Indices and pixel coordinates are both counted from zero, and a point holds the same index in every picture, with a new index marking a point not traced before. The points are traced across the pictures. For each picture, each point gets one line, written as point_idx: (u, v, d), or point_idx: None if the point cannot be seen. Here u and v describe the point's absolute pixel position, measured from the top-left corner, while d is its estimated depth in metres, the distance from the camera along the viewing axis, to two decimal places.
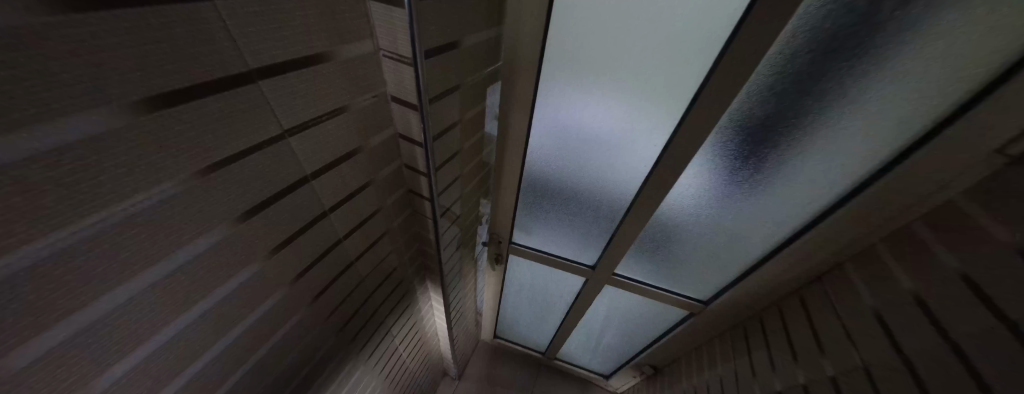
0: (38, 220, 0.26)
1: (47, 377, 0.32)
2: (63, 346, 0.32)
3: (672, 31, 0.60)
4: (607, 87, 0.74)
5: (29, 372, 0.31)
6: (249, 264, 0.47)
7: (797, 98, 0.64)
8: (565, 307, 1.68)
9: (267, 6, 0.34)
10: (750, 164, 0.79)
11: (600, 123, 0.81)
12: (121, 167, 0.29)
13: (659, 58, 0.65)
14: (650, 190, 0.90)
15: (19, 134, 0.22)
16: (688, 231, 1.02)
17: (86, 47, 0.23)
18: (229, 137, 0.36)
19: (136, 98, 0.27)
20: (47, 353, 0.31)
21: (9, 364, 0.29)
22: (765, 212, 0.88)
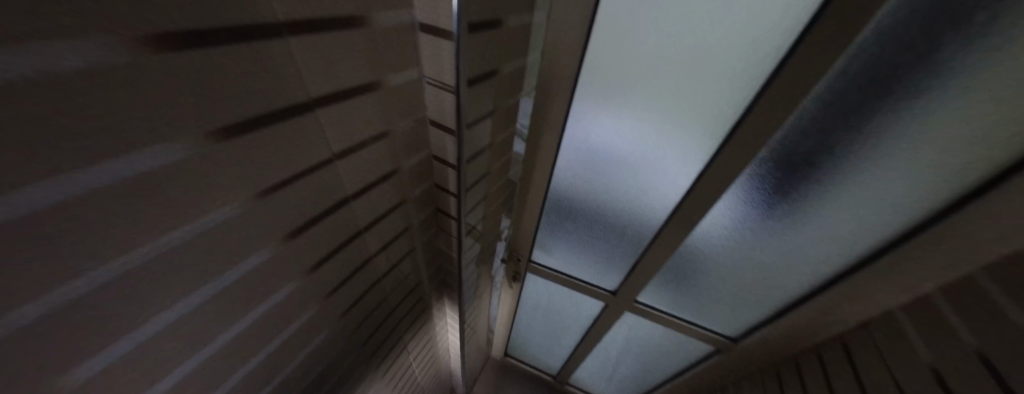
0: (118, 238, 0.27)
1: (108, 386, 0.34)
2: (126, 356, 0.34)
3: (715, 62, 0.60)
4: (641, 114, 0.74)
5: (96, 380, 0.32)
6: (291, 280, 0.49)
7: (838, 138, 0.63)
8: (582, 331, 1.63)
9: (328, 40, 0.36)
10: (788, 201, 0.76)
11: (632, 150, 0.81)
12: (193, 189, 0.31)
13: (697, 88, 0.65)
14: (680, 219, 0.88)
15: (115, 159, 0.24)
16: (717, 264, 0.99)
17: (174, 81, 0.25)
18: (284, 161, 0.38)
19: (209, 128, 0.29)
20: (112, 362, 0.33)
21: (79, 372, 0.31)
22: (803, 250, 0.85)
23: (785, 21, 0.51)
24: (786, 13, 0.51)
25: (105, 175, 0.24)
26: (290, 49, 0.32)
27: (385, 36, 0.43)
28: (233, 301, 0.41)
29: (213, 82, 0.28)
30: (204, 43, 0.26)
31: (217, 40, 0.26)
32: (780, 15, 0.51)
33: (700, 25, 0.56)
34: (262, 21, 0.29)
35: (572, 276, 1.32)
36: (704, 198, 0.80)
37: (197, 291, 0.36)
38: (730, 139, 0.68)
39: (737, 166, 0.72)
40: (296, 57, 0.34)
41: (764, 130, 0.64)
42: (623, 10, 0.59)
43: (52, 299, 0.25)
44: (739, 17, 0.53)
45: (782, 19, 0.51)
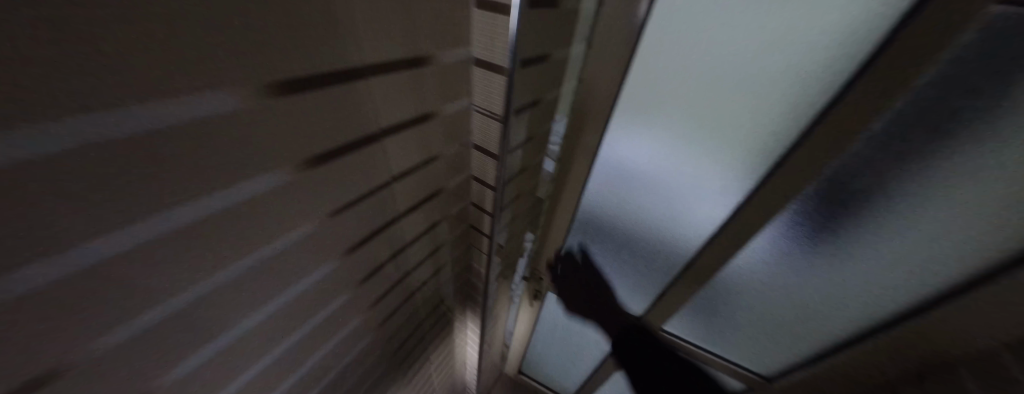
0: (223, 253, 0.32)
1: (193, 384, 0.38)
2: (211, 359, 0.38)
3: (757, 97, 0.61)
4: (677, 144, 0.75)
5: (186, 378, 0.37)
6: (343, 293, 0.52)
7: (884, 183, 0.62)
8: (602, 353, 1.59)
9: (400, 79, 0.40)
10: (828, 244, 0.75)
11: (667, 177, 0.81)
12: (283, 210, 0.35)
13: (736, 122, 0.66)
14: (715, 250, 0.87)
15: (237, 185, 0.30)
16: (750, 301, 0.97)
17: (279, 120, 0.30)
18: (353, 185, 0.42)
19: (301, 159, 0.34)
20: (201, 364, 0.37)
21: (176, 370, 0.35)
22: (843, 294, 0.82)
23: (835, 64, 0.52)
24: (837, 53, 0.51)
25: (230, 196, 0.30)
26: (371, 89, 0.37)
27: (444, 72, 0.47)
28: (297, 311, 0.45)
29: (306, 120, 0.32)
30: (301, 89, 0.30)
31: (308, 88, 0.31)
32: (829, 58, 0.52)
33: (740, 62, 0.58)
34: (351, 67, 0.33)
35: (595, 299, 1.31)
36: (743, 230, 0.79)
37: (272, 301, 0.40)
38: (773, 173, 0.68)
39: (779, 200, 0.71)
40: (375, 94, 0.38)
41: (805, 167, 0.64)
42: (668, 46, 0.63)
43: (173, 301, 0.31)
44: (784, 57, 0.55)
45: (832, 62, 0.52)
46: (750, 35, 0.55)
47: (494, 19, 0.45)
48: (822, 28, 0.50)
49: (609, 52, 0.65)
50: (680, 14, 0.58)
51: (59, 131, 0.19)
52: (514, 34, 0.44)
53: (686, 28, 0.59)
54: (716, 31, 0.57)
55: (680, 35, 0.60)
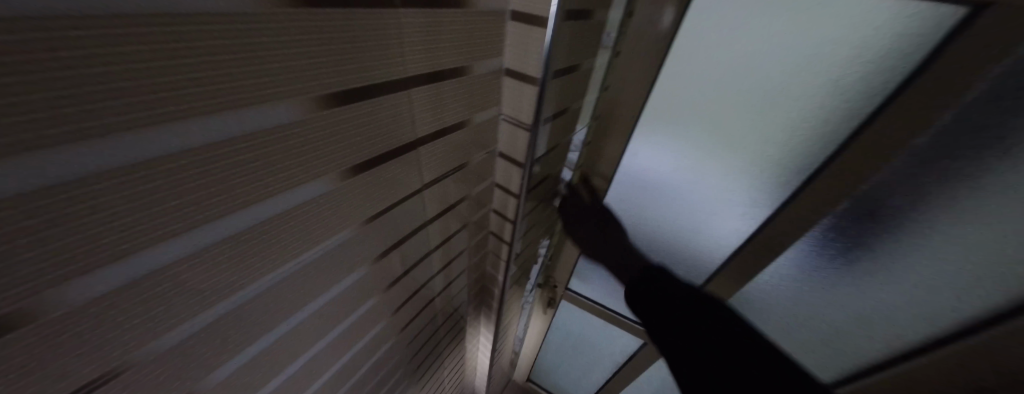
0: (272, 256, 0.34)
1: (237, 382, 0.40)
2: (254, 358, 0.40)
3: (787, 111, 0.61)
4: (702, 157, 0.74)
5: (232, 376, 0.39)
6: (372, 296, 0.53)
7: (919, 199, 0.60)
8: (616, 364, 1.57)
9: (439, 88, 0.41)
10: (853, 262, 0.76)
11: (691, 188, 0.80)
12: (326, 216, 0.37)
13: (764, 135, 0.65)
14: (742, 260, 0.86)
15: (288, 192, 0.32)
16: (775, 313, 0.99)
17: (331, 130, 0.32)
18: (388, 191, 0.43)
19: (346, 167, 0.36)
20: (245, 362, 0.39)
21: (224, 368, 0.37)
22: (870, 310, 0.83)
23: (874, 80, 0.52)
24: (874, 69, 0.51)
25: (281, 205, 0.32)
26: (411, 99, 0.39)
27: (477, 82, 0.48)
28: (330, 313, 0.47)
29: (350, 130, 0.34)
30: (352, 100, 0.33)
31: (358, 99, 0.33)
32: (867, 75, 0.52)
33: (770, 75, 0.58)
34: (393, 79, 0.35)
35: (609, 308, 1.30)
36: (768, 243, 0.79)
37: (310, 303, 0.42)
38: (803, 189, 0.67)
39: (809, 216, 0.69)
40: (414, 104, 0.40)
41: (838, 184, 0.63)
42: (696, 58, 0.62)
43: (228, 302, 0.33)
44: (819, 71, 0.55)
45: (870, 77, 0.52)
46: (783, 49, 0.55)
47: (528, 31, 0.45)
48: (856, 45, 0.50)
49: (634, 63, 0.66)
50: (709, 27, 0.58)
51: (138, 147, 0.21)
52: (548, 45, 0.44)
53: (715, 41, 0.59)
54: (746, 45, 0.57)
55: (709, 47, 0.60)
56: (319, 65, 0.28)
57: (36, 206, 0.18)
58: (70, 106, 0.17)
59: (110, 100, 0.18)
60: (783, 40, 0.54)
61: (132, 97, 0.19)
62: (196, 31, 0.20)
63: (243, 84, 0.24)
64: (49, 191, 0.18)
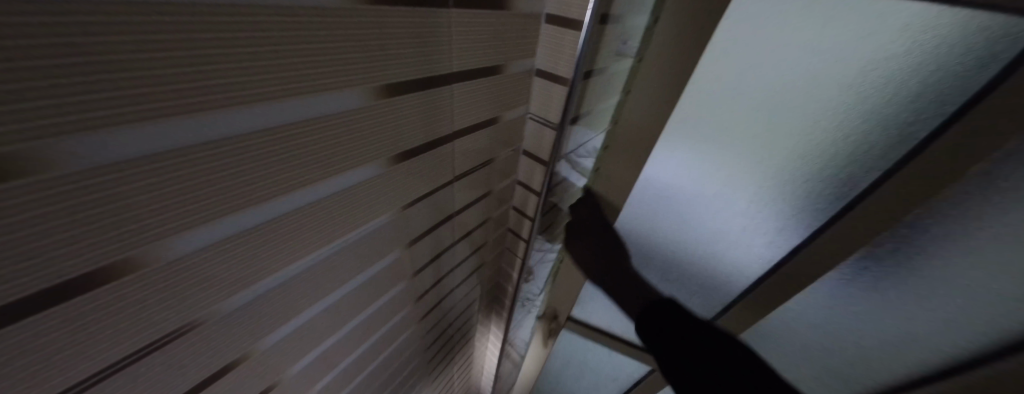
0: (325, 231, 0.38)
1: (283, 349, 0.44)
2: (298, 328, 0.44)
3: (846, 123, 0.44)
4: (735, 169, 0.58)
5: (280, 341, 0.43)
6: (401, 282, 0.56)
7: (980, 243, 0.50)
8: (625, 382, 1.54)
9: (478, 83, 0.44)
10: (916, 301, 0.61)
11: (702, 220, 0.70)
12: (371, 199, 0.40)
13: (814, 151, 0.49)
14: (768, 290, 0.75)
15: (344, 173, 0.35)
16: (805, 341, 0.87)
17: (387, 117, 0.35)
18: (423, 180, 0.46)
19: (394, 153, 0.39)
20: (290, 332, 0.43)
21: (273, 334, 0.41)
22: (928, 352, 0.69)
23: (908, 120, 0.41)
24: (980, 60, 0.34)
25: (338, 184, 0.35)
26: (454, 93, 0.41)
27: (511, 80, 0.50)
28: (357, 297, 0.50)
29: (400, 117, 0.37)
30: (410, 90, 0.36)
31: (413, 89, 0.36)
32: (900, 108, 0.41)
33: (840, 57, 0.39)
34: (440, 74, 0.38)
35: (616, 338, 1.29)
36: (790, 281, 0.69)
37: (347, 283, 0.46)
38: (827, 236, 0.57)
39: (845, 251, 0.58)
40: (455, 98, 0.42)
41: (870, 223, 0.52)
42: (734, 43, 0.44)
43: (284, 272, 0.37)
44: (885, 73, 0.39)
45: (913, 102, 0.40)
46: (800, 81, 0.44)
47: (562, 34, 0.47)
48: (948, 33, 0.34)
49: None
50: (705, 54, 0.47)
51: (230, 119, 0.24)
52: (581, 46, 0.45)
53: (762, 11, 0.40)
54: (754, 71, 0.46)
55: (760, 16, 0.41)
56: (374, 58, 0.31)
57: (166, 165, 0.22)
58: (180, 80, 0.20)
59: (209, 79, 0.21)
60: (795, 68, 0.43)
61: (233, 76, 0.23)
62: (284, 20, 0.23)
63: (313, 69, 0.27)
64: (160, 157, 0.22)
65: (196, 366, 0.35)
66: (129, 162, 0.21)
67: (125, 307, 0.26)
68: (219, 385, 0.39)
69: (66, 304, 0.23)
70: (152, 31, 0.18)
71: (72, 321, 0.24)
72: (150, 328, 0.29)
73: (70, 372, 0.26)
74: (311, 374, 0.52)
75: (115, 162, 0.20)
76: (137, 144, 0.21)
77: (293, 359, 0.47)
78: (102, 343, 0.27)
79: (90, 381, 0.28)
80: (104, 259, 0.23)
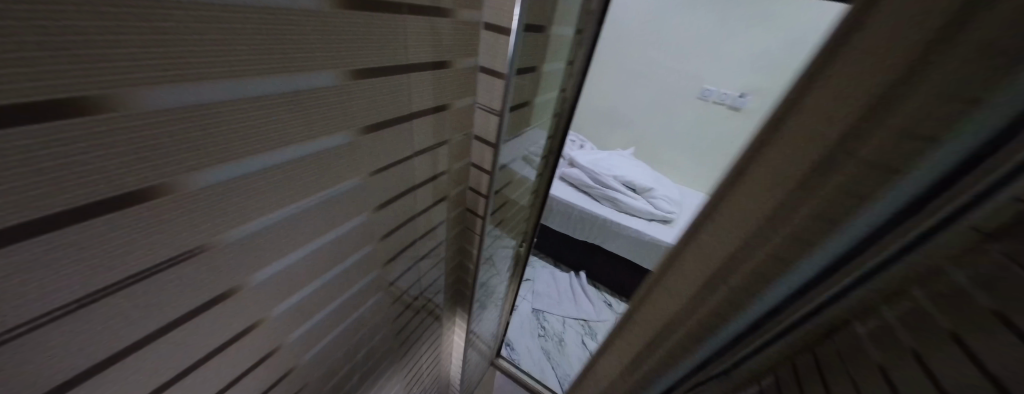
0: (307, 183, 0.44)
1: (259, 298, 0.46)
2: (276, 277, 0.47)
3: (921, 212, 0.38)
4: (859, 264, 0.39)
5: (260, 286, 0.45)
6: (368, 244, 0.63)
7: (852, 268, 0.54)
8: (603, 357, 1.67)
9: (430, 73, 0.55)
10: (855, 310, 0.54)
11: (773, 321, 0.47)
12: (343, 162, 0.48)
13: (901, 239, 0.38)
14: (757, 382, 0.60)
15: (321, 137, 0.42)
16: None
17: (359, 95, 0.45)
18: (386, 152, 0.55)
19: (364, 125, 0.48)
20: (270, 277, 0.46)
21: (256, 277, 0.44)
22: None
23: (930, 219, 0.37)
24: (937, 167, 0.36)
25: (317, 146, 0.43)
26: (410, 78, 0.52)
27: (458, 74, 0.62)
28: (328, 253, 0.54)
29: (370, 95, 0.46)
30: (379, 75, 0.46)
31: (381, 74, 0.46)
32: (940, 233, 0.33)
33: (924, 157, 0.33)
34: (402, 62, 0.48)
35: None
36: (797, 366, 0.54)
37: (320, 237, 0.51)
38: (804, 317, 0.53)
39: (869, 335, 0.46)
40: (413, 83, 0.53)
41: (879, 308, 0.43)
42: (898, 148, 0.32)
43: (268, 217, 0.41)
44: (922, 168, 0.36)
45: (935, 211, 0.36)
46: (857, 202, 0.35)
47: (498, 38, 0.60)
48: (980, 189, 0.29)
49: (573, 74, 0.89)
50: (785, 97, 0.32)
51: (228, 86, 0.30)
52: (513, 47, 0.59)
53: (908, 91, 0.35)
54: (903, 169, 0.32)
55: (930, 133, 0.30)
56: (347, 51, 0.40)
57: (178, 113, 0.28)
58: (190, 51, 0.27)
59: (208, 50, 0.28)
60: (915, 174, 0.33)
61: (227, 50, 0.29)
62: (271, 12, 0.31)
63: (284, 55, 0.34)
64: (182, 111, 0.28)
65: (184, 298, 0.37)
66: (165, 110, 0.27)
67: (122, 227, 0.29)
68: (203, 323, 0.40)
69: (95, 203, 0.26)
70: (170, 9, 0.25)
71: (90, 229, 0.27)
72: (156, 247, 0.32)
73: (82, 281, 0.29)
74: (281, 328, 0.54)
75: (170, 107, 0.28)
76: (161, 99, 0.27)
77: (272, 306, 0.49)
78: (98, 260, 0.29)
79: (94, 294, 0.30)
80: (147, 179, 0.28)
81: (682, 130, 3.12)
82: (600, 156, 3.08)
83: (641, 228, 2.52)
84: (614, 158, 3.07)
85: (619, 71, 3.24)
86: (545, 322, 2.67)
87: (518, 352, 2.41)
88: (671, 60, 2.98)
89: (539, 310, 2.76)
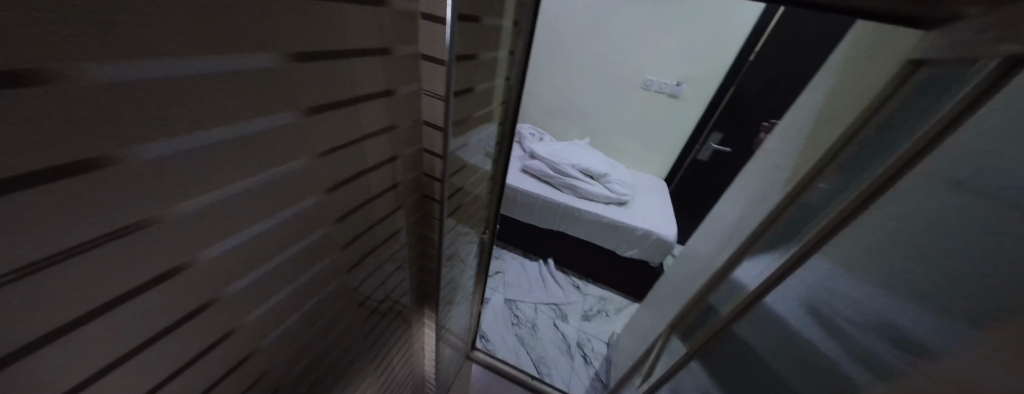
0: (254, 160, 0.46)
1: (211, 275, 0.48)
2: (228, 254, 0.49)
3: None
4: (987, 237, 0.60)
5: (212, 263, 0.47)
6: (323, 226, 0.65)
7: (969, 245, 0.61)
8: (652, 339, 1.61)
9: (373, 59, 0.59)
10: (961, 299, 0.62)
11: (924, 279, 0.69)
12: (287, 142, 0.50)
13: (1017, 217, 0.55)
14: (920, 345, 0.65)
15: (266, 117, 0.45)
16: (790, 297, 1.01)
17: (303, 77, 0.48)
18: (334, 134, 0.58)
19: (307, 106, 0.50)
20: (222, 254, 0.48)
21: (208, 253, 0.46)
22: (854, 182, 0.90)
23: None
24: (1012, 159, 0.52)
25: (265, 124, 0.45)
26: (353, 64, 0.55)
27: (400, 61, 0.66)
28: (280, 234, 0.56)
29: (315, 78, 0.50)
30: (321, 59, 0.49)
31: (323, 58, 0.50)
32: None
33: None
34: (344, 48, 0.52)
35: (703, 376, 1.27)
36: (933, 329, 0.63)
37: (270, 217, 0.53)
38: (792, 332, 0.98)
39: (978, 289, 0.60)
40: (357, 67, 0.56)
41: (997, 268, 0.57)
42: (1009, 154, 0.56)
43: (213, 195, 0.43)
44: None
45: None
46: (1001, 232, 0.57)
47: (436, 27, 0.65)
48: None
49: (515, 63, 0.97)
50: None
51: (167, 64, 0.33)
52: (450, 37, 0.64)
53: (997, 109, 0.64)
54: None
55: None
56: (288, 35, 0.43)
57: (114, 88, 0.30)
58: (126, 32, 0.30)
59: (143, 31, 0.31)
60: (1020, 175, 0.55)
61: (166, 32, 0.32)
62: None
63: (226, 38, 0.37)
64: (119, 86, 0.31)
65: (132, 271, 0.39)
66: (102, 85, 0.30)
67: (65, 197, 0.31)
68: (149, 300, 0.42)
69: (40, 172, 0.28)
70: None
71: (36, 198, 0.29)
72: (103, 218, 0.34)
73: (19, 249, 0.30)
74: (238, 309, 0.55)
75: (121, 81, 0.31)
76: (102, 74, 0.29)
77: (225, 285, 0.50)
78: (41, 229, 0.30)
79: (37, 264, 0.31)
80: (99, 147, 0.31)
81: (631, 118, 3.37)
82: (558, 147, 3.21)
83: (600, 211, 2.70)
84: (571, 149, 3.22)
85: (570, 66, 3.41)
86: (518, 310, 2.76)
87: (493, 342, 2.46)
88: (614, 54, 3.20)
89: (511, 299, 2.84)
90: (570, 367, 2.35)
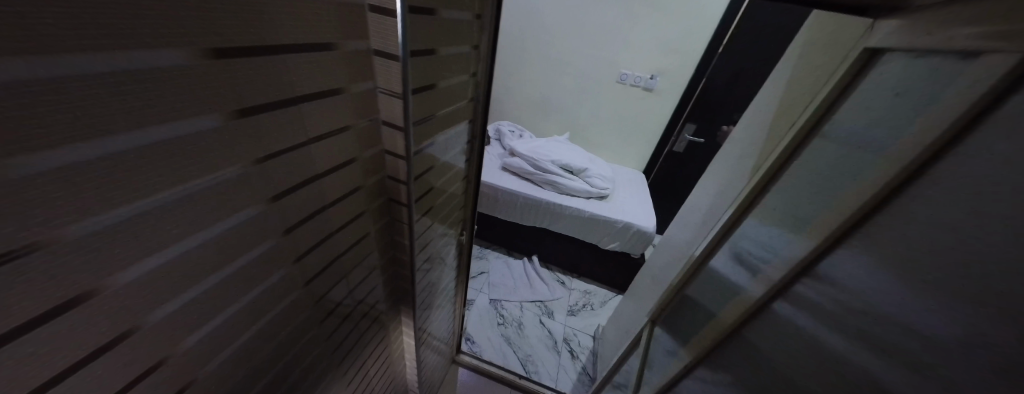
0: (172, 170, 0.41)
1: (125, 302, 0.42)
2: (147, 277, 0.44)
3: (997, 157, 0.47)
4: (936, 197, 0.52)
5: (126, 289, 0.42)
6: (269, 238, 0.60)
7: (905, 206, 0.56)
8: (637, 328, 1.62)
9: (314, 54, 0.54)
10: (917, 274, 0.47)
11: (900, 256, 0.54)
12: (215, 149, 0.45)
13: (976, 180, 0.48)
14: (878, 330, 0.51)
15: (185, 121, 0.40)
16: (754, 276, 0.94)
17: (229, 76, 0.43)
18: (274, 139, 0.53)
19: (237, 108, 0.45)
20: (140, 277, 0.43)
21: (120, 277, 0.41)
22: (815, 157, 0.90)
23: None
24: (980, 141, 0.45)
25: (184, 129, 0.40)
26: (291, 60, 0.50)
27: (347, 56, 0.61)
28: (215, 251, 0.51)
29: (244, 77, 0.45)
30: (250, 56, 0.44)
31: (252, 55, 0.45)
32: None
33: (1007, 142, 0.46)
34: (277, 43, 0.47)
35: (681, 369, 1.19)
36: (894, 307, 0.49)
37: (200, 232, 0.48)
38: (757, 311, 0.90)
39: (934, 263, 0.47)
40: (296, 65, 0.52)
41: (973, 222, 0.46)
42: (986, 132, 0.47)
43: (119, 212, 0.38)
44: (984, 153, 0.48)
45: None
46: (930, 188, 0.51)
47: (385, 21, 0.61)
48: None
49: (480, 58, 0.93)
50: None
51: (39, 63, 0.28)
52: (401, 31, 0.60)
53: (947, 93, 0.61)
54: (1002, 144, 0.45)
55: None
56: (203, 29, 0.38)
57: None
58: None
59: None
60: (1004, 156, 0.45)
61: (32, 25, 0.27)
62: None
63: (117, 32, 0.32)
64: None
65: (14, 305, 0.33)
66: None
67: None
68: (42, 336, 0.37)
69: None
70: None
71: None
72: None
73: None
74: (165, 336, 0.50)
75: None
76: None
77: (145, 311, 0.45)
78: None
79: None
80: None
81: (608, 113, 3.40)
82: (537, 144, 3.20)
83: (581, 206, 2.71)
84: (551, 145, 3.21)
85: (546, 62, 3.40)
86: (504, 310, 2.74)
87: (479, 344, 2.43)
88: (589, 49, 3.21)
89: (496, 299, 2.82)
90: (557, 364, 2.36)
